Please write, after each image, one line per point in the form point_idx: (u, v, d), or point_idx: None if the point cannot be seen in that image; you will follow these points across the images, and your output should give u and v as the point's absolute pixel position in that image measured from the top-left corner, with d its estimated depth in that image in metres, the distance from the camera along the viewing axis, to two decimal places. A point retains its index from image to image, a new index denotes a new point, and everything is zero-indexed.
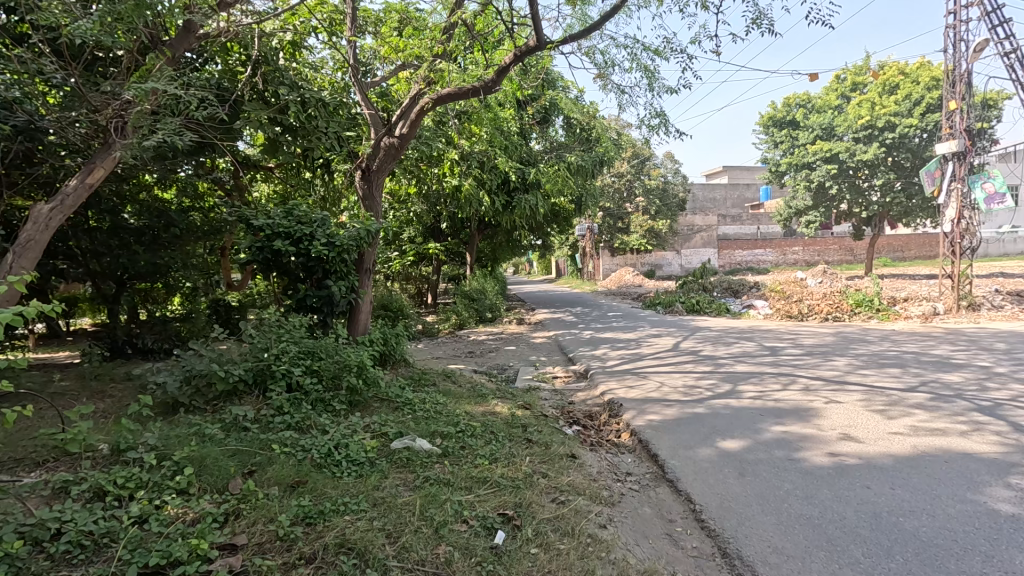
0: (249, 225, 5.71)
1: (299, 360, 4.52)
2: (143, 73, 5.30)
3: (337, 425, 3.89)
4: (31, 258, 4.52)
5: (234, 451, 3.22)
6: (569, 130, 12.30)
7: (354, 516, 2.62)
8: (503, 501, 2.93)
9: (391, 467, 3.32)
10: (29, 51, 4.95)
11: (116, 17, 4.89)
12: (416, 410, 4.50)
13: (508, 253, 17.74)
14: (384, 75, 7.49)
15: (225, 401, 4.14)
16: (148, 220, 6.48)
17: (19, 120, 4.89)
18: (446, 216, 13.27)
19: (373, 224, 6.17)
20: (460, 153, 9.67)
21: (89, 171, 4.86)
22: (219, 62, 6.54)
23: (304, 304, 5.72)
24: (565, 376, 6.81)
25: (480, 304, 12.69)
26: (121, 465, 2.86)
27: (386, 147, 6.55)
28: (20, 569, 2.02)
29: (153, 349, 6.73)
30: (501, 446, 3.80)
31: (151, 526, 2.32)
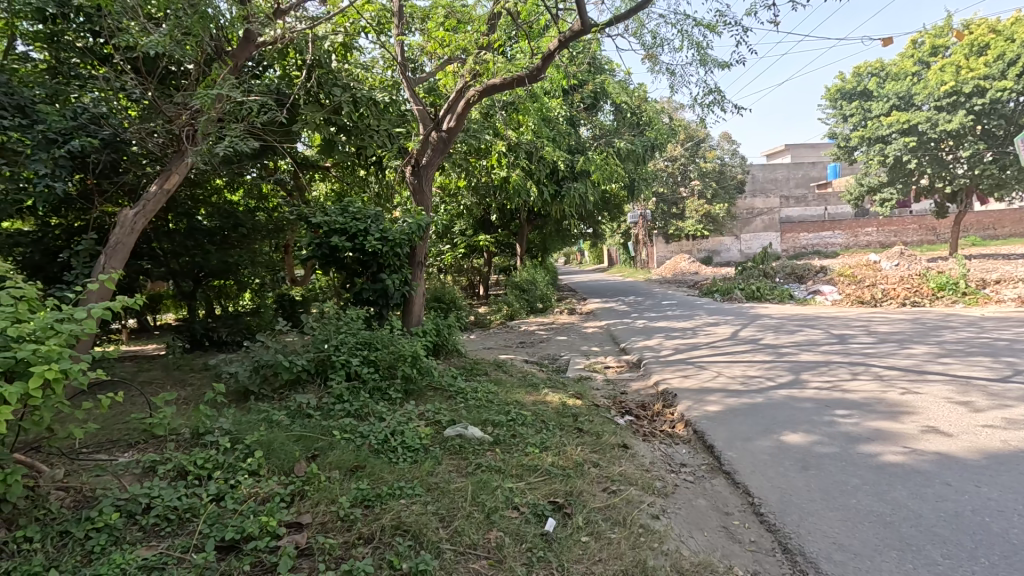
0: (309, 223, 6.00)
1: (358, 350, 4.73)
2: (210, 83, 5.69)
3: (393, 413, 4.04)
4: (120, 259, 5.02)
5: (299, 436, 3.42)
6: (618, 116, 12.06)
7: (409, 500, 2.71)
8: (553, 490, 2.94)
9: (444, 454, 3.41)
10: (112, 71, 5.55)
11: (185, 30, 5.25)
12: (468, 399, 4.60)
13: (558, 243, 17.68)
14: (432, 71, 7.60)
15: (290, 390, 4.38)
16: (219, 222, 6.96)
17: (106, 134, 5.37)
18: (495, 208, 13.37)
19: (424, 218, 6.32)
20: (507, 144, 9.65)
21: (165, 178, 5.31)
22: (278, 69, 6.85)
23: (360, 297, 5.95)
24: (618, 366, 6.71)
25: (531, 294, 12.75)
26: (199, 448, 3.11)
27: (435, 142, 6.67)
28: (117, 538, 2.25)
29: (227, 341, 7.25)
30: (552, 435, 3.82)
31: (227, 504, 2.51)
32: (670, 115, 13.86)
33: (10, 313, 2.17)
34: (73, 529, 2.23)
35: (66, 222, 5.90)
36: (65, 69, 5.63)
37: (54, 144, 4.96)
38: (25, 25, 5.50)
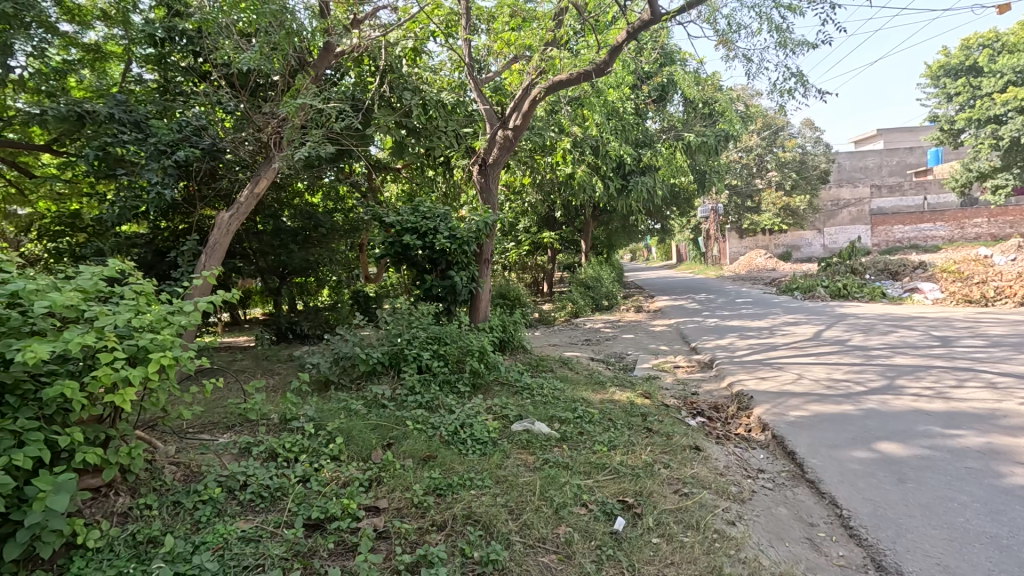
0: (382, 223, 6.27)
1: (428, 344, 4.92)
2: (295, 93, 6.09)
3: (462, 406, 4.15)
4: (217, 258, 5.55)
5: (376, 425, 3.61)
6: (688, 107, 11.64)
7: (480, 491, 2.78)
8: (622, 489, 2.90)
9: (512, 448, 3.46)
10: (211, 86, 6.10)
11: (272, 45, 5.66)
12: (535, 395, 4.64)
13: (624, 239, 17.33)
14: (497, 70, 7.67)
15: (366, 380, 4.62)
16: (302, 222, 7.46)
17: (206, 144, 5.90)
18: (560, 205, 13.34)
19: (491, 215, 6.42)
20: (573, 140, 9.57)
21: (256, 182, 5.78)
22: (353, 76, 7.17)
23: (430, 293, 6.14)
24: (688, 366, 6.49)
25: (596, 291, 12.58)
26: (287, 432, 3.35)
27: (502, 141, 6.76)
28: (220, 511, 2.48)
29: (309, 334, 7.74)
30: (620, 434, 3.76)
31: (313, 486, 2.71)
32: (745, 103, 13.16)
33: (133, 305, 2.43)
34: (183, 499, 2.48)
35: (173, 225, 6.56)
36: (172, 86, 6.29)
37: (163, 154, 5.56)
38: (139, 49, 6.26)
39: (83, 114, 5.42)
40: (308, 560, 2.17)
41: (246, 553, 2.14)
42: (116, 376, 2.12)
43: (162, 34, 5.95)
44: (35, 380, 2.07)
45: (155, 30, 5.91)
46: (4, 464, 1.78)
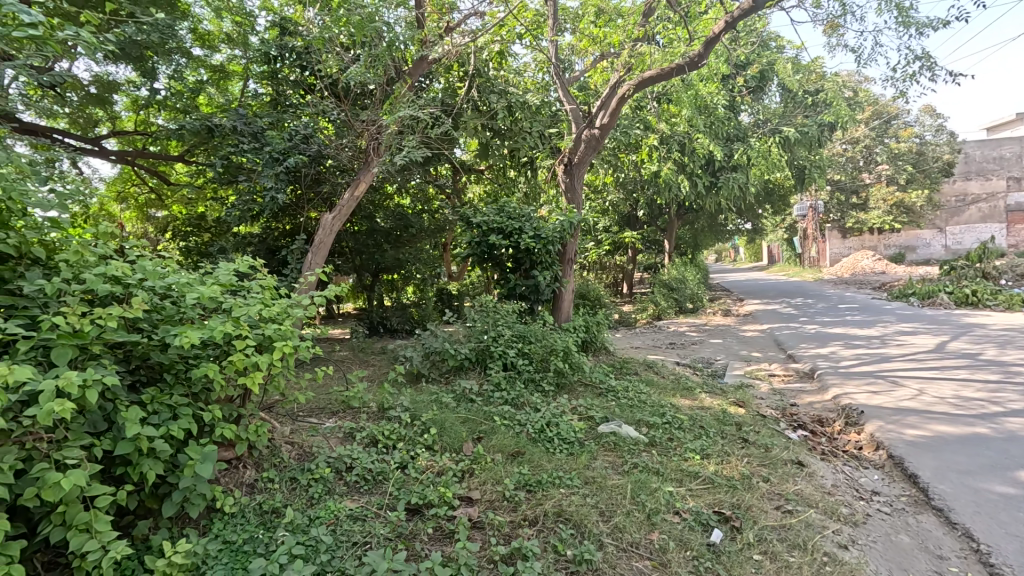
0: (469, 223, 6.44)
1: (514, 342, 5.01)
2: (393, 101, 6.46)
3: (547, 405, 4.18)
4: (321, 256, 6.06)
5: (465, 418, 3.74)
6: (785, 97, 10.87)
7: (569, 490, 2.80)
8: (717, 499, 2.79)
9: (599, 449, 3.43)
10: (318, 98, 6.59)
11: (379, 60, 6.12)
12: (620, 397, 4.57)
13: (711, 238, 16.50)
14: (582, 70, 7.62)
15: (454, 375, 4.79)
16: (393, 223, 7.88)
17: (313, 151, 6.40)
18: (644, 204, 12.97)
19: (576, 215, 6.40)
20: (659, 137, 9.24)
21: (356, 186, 6.20)
22: (442, 82, 7.38)
23: (514, 293, 6.25)
24: (786, 374, 6.07)
25: (680, 293, 12.07)
26: (385, 420, 3.56)
27: (588, 140, 6.73)
28: (330, 489, 2.69)
29: (398, 329, 8.16)
30: (713, 443, 3.60)
31: (411, 473, 2.87)
32: (852, 91, 12.02)
33: (260, 298, 2.70)
34: (299, 476, 2.72)
35: (282, 226, 7.18)
36: (283, 99, 6.88)
37: (276, 161, 6.10)
38: (257, 67, 6.92)
39: (213, 128, 6.20)
40: (410, 542, 2.30)
41: (355, 530, 2.30)
42: (249, 360, 2.36)
43: (275, 52, 6.52)
44: (185, 362, 2.36)
45: (270, 49, 6.48)
46: (164, 432, 2.05)
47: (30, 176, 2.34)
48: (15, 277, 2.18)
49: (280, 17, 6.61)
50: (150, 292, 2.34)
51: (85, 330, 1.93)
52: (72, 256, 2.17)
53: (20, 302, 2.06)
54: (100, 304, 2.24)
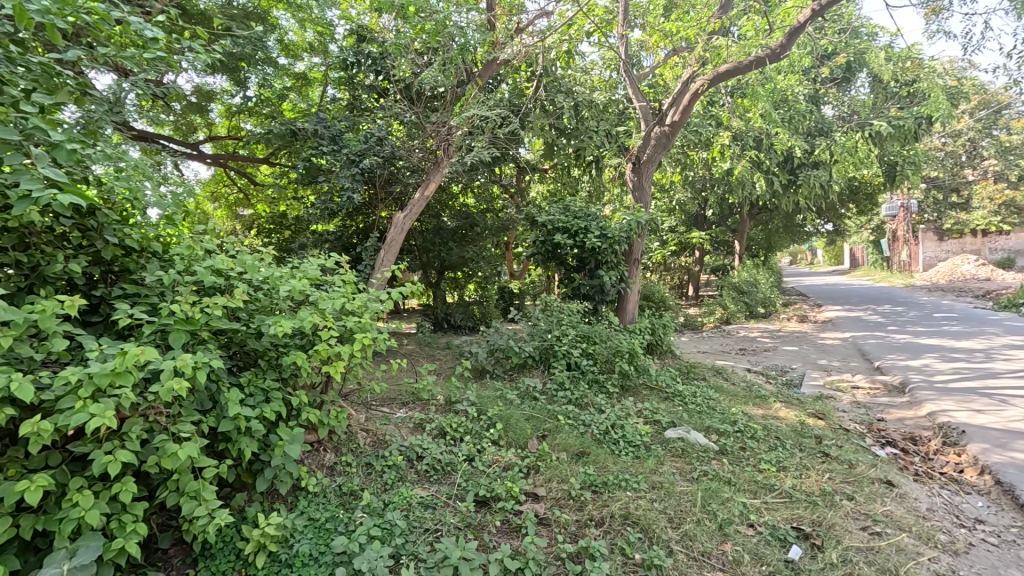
0: (534, 222, 6.49)
1: (578, 342, 4.98)
2: (464, 103, 6.61)
3: (612, 407, 4.13)
4: (392, 253, 6.31)
5: (530, 416, 3.78)
6: (875, 87, 10.07)
7: (635, 494, 2.76)
8: (795, 514, 2.65)
9: (666, 454, 3.35)
10: (392, 101, 6.86)
11: (451, 62, 6.29)
12: (687, 402, 4.45)
13: (786, 239, 15.58)
14: (652, 67, 7.47)
15: (518, 372, 4.85)
16: (460, 222, 8.08)
17: (386, 153, 6.70)
18: (713, 203, 12.47)
19: (644, 214, 6.26)
20: (733, 133, 8.85)
21: (426, 186, 6.41)
22: (509, 82, 7.45)
23: (578, 292, 6.23)
24: (871, 387, 5.63)
25: (751, 296, 11.49)
26: (453, 413, 3.67)
27: (658, 137, 6.61)
28: (401, 476, 2.80)
29: (461, 325, 8.35)
30: (790, 455, 3.41)
31: (477, 466, 2.94)
32: (955, 79, 10.93)
33: (342, 292, 2.86)
34: (374, 462, 2.86)
35: (356, 224, 7.54)
36: (360, 103, 7.21)
37: (353, 163, 6.43)
38: (335, 74, 7.31)
39: (296, 132, 6.65)
40: (479, 532, 2.36)
41: (426, 518, 2.39)
42: (333, 350, 2.51)
43: (352, 60, 6.92)
44: (276, 349, 2.55)
45: (347, 56, 6.88)
46: (259, 414, 2.22)
47: (150, 178, 2.61)
48: (137, 268, 2.44)
49: (358, 26, 6.97)
50: (248, 284, 2.55)
51: (196, 317, 2.13)
52: (184, 251, 2.40)
53: (142, 290, 2.30)
54: (206, 294, 2.46)
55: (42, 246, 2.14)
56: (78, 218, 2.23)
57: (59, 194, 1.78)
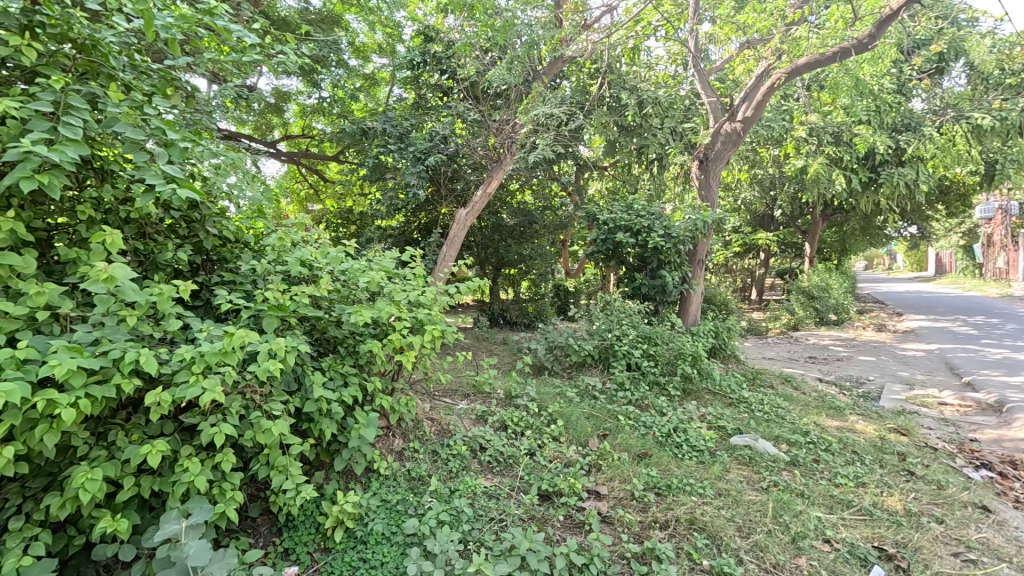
0: (596, 220, 6.47)
1: (639, 343, 4.91)
2: (529, 100, 6.60)
3: (674, 410, 4.05)
4: (454, 249, 6.45)
5: (590, 414, 3.78)
6: (975, 78, 9.18)
7: (700, 499, 2.69)
8: (877, 533, 2.50)
9: (732, 462, 3.24)
10: (458, 100, 7.00)
11: (517, 61, 6.26)
12: (754, 410, 4.28)
13: (863, 243, 14.57)
14: (721, 60, 7.19)
15: (576, 370, 4.85)
16: (519, 220, 8.15)
17: (450, 150, 6.87)
18: (783, 203, 11.84)
19: (711, 214, 6.04)
20: (809, 129, 8.36)
21: (488, 183, 6.50)
22: (572, 79, 7.31)
23: (639, 292, 6.13)
24: (962, 404, 5.18)
25: (822, 302, 10.84)
26: (513, 407, 3.72)
27: (728, 134, 6.53)
28: (465, 466, 2.87)
29: (517, 321, 8.41)
30: (870, 471, 3.21)
31: (540, 460, 2.98)
32: None
33: (415, 284, 2.96)
34: (440, 450, 2.95)
35: (418, 220, 7.76)
36: (426, 103, 7.38)
37: (418, 161, 6.64)
38: (401, 73, 7.50)
39: (366, 130, 6.93)
40: (543, 525, 2.39)
41: (491, 507, 2.45)
42: (405, 341, 2.61)
43: (419, 60, 7.01)
44: (354, 338, 2.69)
45: (414, 57, 6.99)
46: (339, 397, 2.35)
47: (244, 175, 2.81)
48: (232, 257, 2.64)
49: (424, 26, 7.09)
50: (330, 275, 2.70)
51: (286, 304, 2.28)
52: (275, 242, 2.58)
53: (238, 278, 2.50)
54: (293, 283, 2.63)
55: (154, 235, 2.36)
56: (185, 211, 2.44)
57: (177, 188, 1.97)
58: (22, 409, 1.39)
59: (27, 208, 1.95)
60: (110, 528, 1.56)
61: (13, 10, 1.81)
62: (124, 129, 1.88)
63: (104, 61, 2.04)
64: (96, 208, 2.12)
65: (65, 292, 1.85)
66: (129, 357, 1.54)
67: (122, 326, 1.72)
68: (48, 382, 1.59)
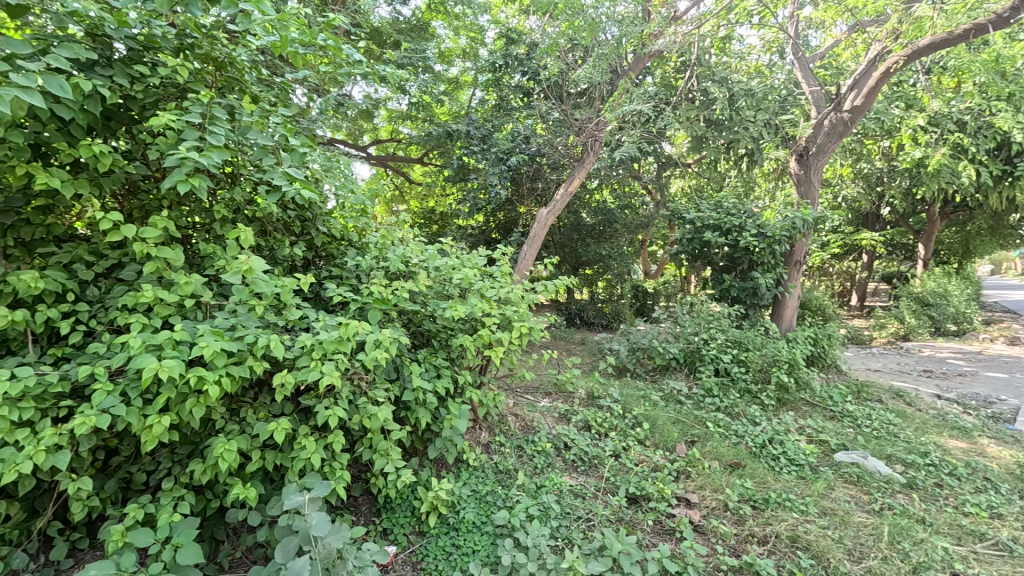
0: (683, 218, 6.31)
1: (728, 348, 4.67)
2: (616, 97, 6.38)
3: (768, 420, 3.81)
4: (535, 248, 6.49)
5: (676, 419, 3.66)
6: None
7: (803, 517, 2.52)
8: (1019, 572, 2.20)
9: (837, 479, 3.00)
10: (541, 100, 7.02)
11: (603, 60, 6.13)
12: (862, 425, 3.92)
13: (991, 244, 12.86)
14: (823, 47, 6.68)
15: (660, 374, 4.72)
16: (600, 219, 8.05)
17: (531, 150, 7.05)
18: (893, 200, 10.72)
19: (812, 212, 5.58)
20: (928, 117, 7.50)
21: (571, 182, 6.46)
22: (656, 75, 7.08)
23: (728, 294, 5.83)
24: None
25: (939, 310, 9.70)
26: (596, 407, 3.69)
27: (833, 124, 6.05)
28: (550, 463, 2.88)
29: (594, 322, 8.30)
30: (1007, 502, 2.83)
31: (626, 462, 2.93)
32: None
33: (503, 281, 3.02)
34: (526, 446, 2.99)
35: (498, 219, 7.90)
36: (507, 105, 7.47)
37: (501, 161, 6.88)
38: (482, 75, 7.61)
39: (451, 133, 7.10)
40: (632, 528, 2.35)
41: (578, 505, 2.45)
42: (495, 337, 2.67)
43: (501, 63, 7.09)
44: (447, 332, 2.79)
45: (496, 59, 7.11)
46: (434, 388, 2.45)
47: (349, 177, 3.01)
48: (338, 254, 2.84)
49: (507, 28, 7.17)
50: (426, 271, 2.83)
51: (387, 297, 2.42)
52: (377, 240, 2.75)
53: (344, 273, 2.69)
54: (392, 279, 2.78)
55: (274, 233, 2.60)
56: (300, 211, 2.67)
57: (299, 188, 2.15)
58: (177, 383, 1.59)
59: (175, 209, 2.23)
60: (242, 495, 1.74)
61: (169, 35, 2.07)
62: (256, 136, 2.10)
63: (238, 76, 2.28)
64: (228, 209, 2.37)
65: (205, 283, 2.09)
66: (261, 341, 1.70)
67: (253, 314, 1.91)
68: (194, 361, 1.80)
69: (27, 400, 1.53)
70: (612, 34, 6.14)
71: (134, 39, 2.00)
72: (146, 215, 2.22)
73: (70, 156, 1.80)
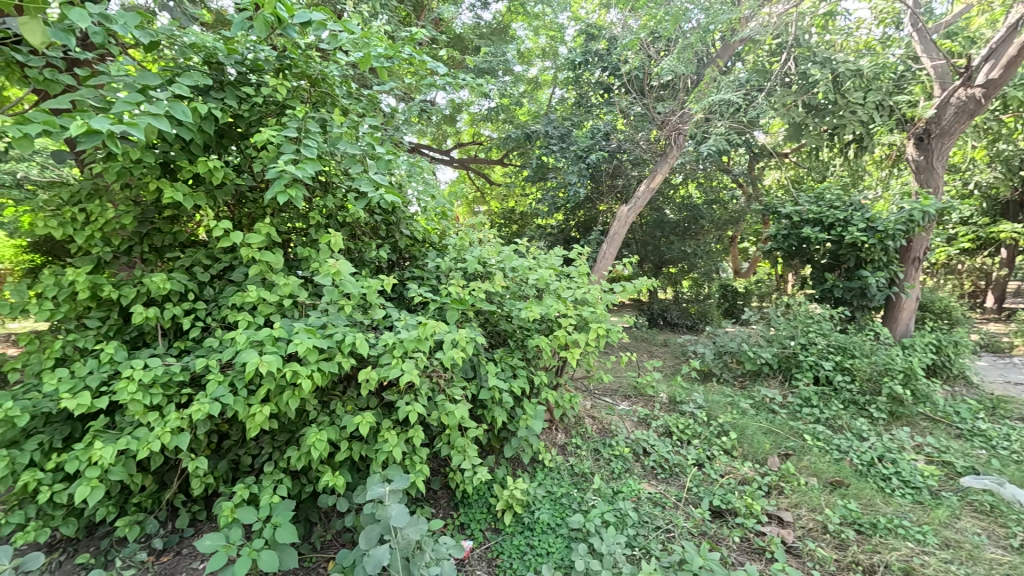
0: (778, 213, 5.86)
1: (830, 354, 4.26)
2: (704, 87, 5.99)
3: (878, 435, 3.43)
4: (614, 246, 6.39)
5: (768, 429, 3.40)
6: None
7: (920, 547, 2.24)
8: None
9: (963, 508, 2.63)
10: (621, 95, 6.80)
11: (687, 49, 5.79)
12: (997, 447, 3.41)
13: None
14: (949, 15, 5.93)
15: (751, 380, 4.42)
16: (685, 215, 7.72)
17: (609, 146, 6.90)
18: None
19: (933, 203, 4.94)
20: None
21: (652, 177, 6.32)
22: (749, 60, 6.61)
23: (831, 295, 5.32)
24: None
25: None
26: (678, 413, 3.54)
27: (961, 102, 5.35)
28: (627, 468, 2.80)
29: (678, 323, 7.95)
30: None
31: (710, 472, 2.78)
32: None
33: (580, 281, 2.97)
34: (603, 449, 2.92)
35: (577, 218, 7.83)
36: (587, 101, 7.34)
37: (580, 159, 6.86)
38: (562, 74, 7.52)
39: (530, 133, 7.16)
40: (716, 543, 2.23)
41: (657, 514, 2.35)
42: (571, 338, 2.63)
43: (580, 60, 6.98)
44: (523, 332, 2.81)
45: (575, 57, 6.97)
46: (509, 387, 2.47)
47: (430, 181, 3.13)
48: (420, 255, 2.96)
49: (586, 24, 6.99)
50: (503, 272, 2.86)
51: (465, 297, 2.47)
52: (455, 241, 2.83)
53: (425, 274, 2.80)
54: (470, 279, 2.85)
55: (362, 236, 2.76)
56: (385, 215, 2.82)
57: (383, 194, 2.27)
58: (275, 376, 1.75)
59: (276, 216, 2.46)
60: (331, 482, 1.87)
61: (271, 58, 2.28)
62: (345, 146, 2.25)
63: (330, 91, 2.45)
64: (321, 214, 2.55)
65: (302, 284, 2.27)
66: (347, 339, 1.81)
67: (342, 313, 2.04)
68: (292, 356, 1.96)
69: (157, 386, 1.75)
70: (698, 21, 5.83)
71: (242, 63, 2.22)
72: (253, 222, 2.47)
73: (191, 172, 2.04)
